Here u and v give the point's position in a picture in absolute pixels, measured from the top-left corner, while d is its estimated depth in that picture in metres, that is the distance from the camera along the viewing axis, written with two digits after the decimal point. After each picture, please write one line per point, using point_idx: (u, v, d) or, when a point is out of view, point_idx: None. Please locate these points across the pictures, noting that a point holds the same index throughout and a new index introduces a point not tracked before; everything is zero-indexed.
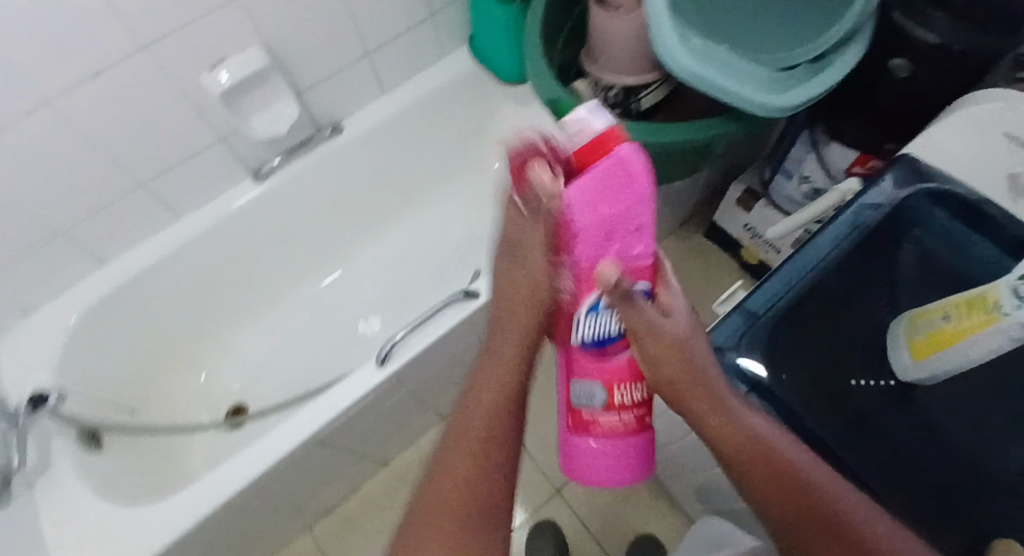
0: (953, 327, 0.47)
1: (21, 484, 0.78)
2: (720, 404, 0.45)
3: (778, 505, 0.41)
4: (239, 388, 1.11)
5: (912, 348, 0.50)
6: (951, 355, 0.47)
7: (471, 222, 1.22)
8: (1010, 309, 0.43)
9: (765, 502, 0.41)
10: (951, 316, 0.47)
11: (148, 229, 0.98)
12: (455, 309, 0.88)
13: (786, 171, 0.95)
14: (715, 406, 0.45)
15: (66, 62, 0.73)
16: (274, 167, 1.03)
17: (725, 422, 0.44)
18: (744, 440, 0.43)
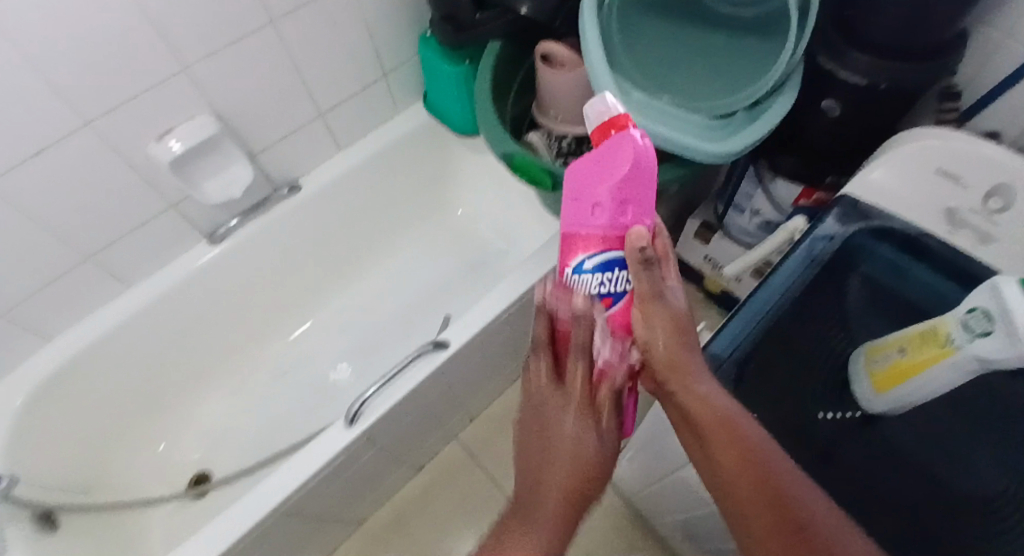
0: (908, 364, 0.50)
1: None
2: (716, 420, 0.43)
3: (762, 513, 0.41)
4: (203, 455, 1.07)
5: (865, 382, 0.54)
6: (905, 391, 0.50)
7: (436, 267, 1.22)
8: (960, 342, 0.46)
9: (746, 510, 0.42)
10: (907, 349, 0.51)
11: (99, 300, 0.95)
12: (421, 362, 0.87)
13: (738, 206, 0.98)
14: (712, 422, 0.43)
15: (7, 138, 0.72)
16: (230, 229, 1.02)
17: (713, 420, 0.43)
18: (727, 447, 0.42)
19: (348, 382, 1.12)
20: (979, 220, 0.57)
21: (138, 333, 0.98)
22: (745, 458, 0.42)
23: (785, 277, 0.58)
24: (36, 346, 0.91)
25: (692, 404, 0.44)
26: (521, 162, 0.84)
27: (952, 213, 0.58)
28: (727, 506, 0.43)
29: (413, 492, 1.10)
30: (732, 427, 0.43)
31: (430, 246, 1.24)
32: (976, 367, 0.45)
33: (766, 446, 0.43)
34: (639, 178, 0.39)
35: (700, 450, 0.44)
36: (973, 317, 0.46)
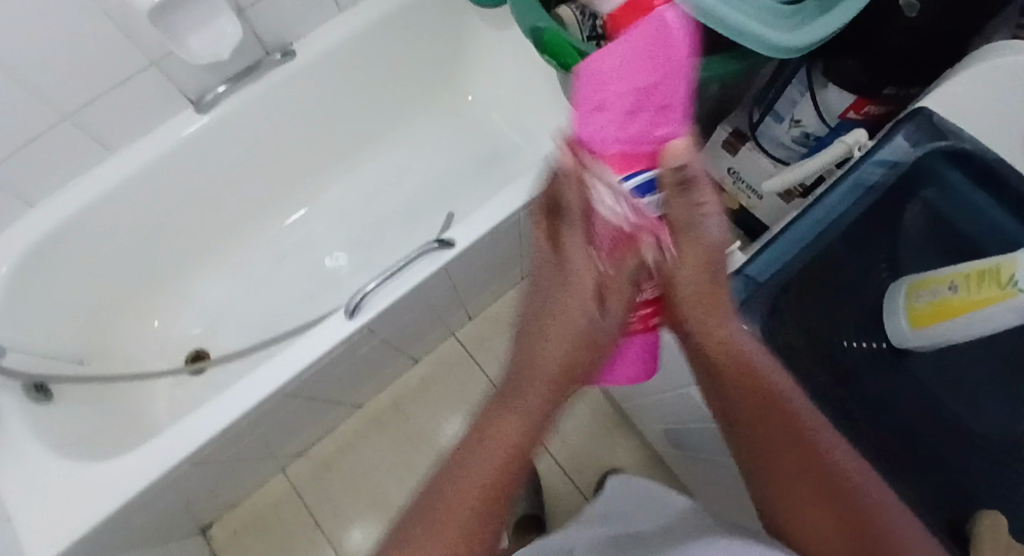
0: (957, 300, 0.46)
1: None
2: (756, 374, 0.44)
3: (784, 444, 0.44)
4: (199, 333, 1.06)
5: (900, 317, 0.51)
6: (949, 328, 0.47)
7: (442, 158, 1.14)
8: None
9: (770, 443, 0.44)
10: (959, 286, 0.47)
11: (81, 164, 0.88)
12: (426, 259, 0.83)
13: (777, 113, 0.88)
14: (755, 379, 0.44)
15: None
16: (218, 95, 0.92)
17: (746, 370, 0.45)
18: (749, 393, 0.45)
19: (347, 271, 1.09)
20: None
21: (127, 204, 0.93)
22: (767, 400, 0.44)
23: (828, 203, 0.54)
24: (19, 209, 0.86)
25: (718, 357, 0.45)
26: (551, 40, 0.74)
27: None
28: (755, 451, 0.46)
29: (409, 382, 1.12)
30: (756, 376, 0.45)
31: (438, 133, 1.15)
32: None
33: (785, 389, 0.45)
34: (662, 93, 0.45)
35: (734, 400, 0.46)
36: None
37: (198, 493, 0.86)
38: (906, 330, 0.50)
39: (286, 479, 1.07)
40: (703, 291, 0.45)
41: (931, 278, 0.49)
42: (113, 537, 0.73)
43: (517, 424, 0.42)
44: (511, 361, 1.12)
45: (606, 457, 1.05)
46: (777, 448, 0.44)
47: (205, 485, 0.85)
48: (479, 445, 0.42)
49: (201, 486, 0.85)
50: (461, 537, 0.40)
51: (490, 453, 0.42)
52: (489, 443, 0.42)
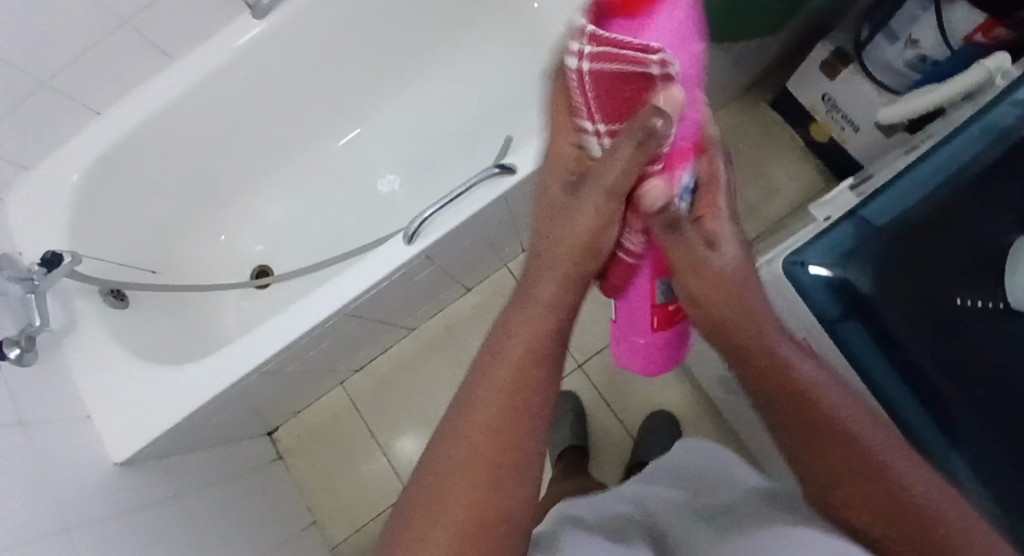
0: None
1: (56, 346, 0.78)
2: (787, 370, 0.38)
3: (796, 419, 0.37)
4: (262, 249, 1.08)
5: None
6: None
7: (504, 77, 1.07)
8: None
9: (781, 415, 0.38)
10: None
11: (145, 73, 0.87)
12: (487, 185, 0.80)
13: (892, 31, 0.77)
14: (784, 375, 0.38)
15: None
16: (276, 0, 0.88)
17: (788, 386, 0.38)
18: (755, 356, 0.39)
19: (404, 194, 1.07)
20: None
21: (189, 115, 0.92)
22: (773, 364, 0.39)
23: None
24: (88, 118, 0.87)
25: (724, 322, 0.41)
26: None
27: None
28: (766, 421, 0.39)
29: (463, 310, 1.12)
30: (764, 344, 0.40)
31: (501, 49, 1.08)
32: None
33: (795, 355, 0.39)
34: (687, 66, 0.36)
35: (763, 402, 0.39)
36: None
37: (265, 402, 0.90)
38: None
39: (345, 394, 1.11)
40: (727, 299, 0.41)
41: None
42: (187, 437, 0.79)
43: (529, 324, 0.40)
44: None
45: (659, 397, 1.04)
46: (785, 420, 0.37)
47: (270, 395, 0.89)
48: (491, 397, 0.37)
49: (266, 396, 0.89)
50: (460, 518, 0.32)
51: (493, 378, 0.38)
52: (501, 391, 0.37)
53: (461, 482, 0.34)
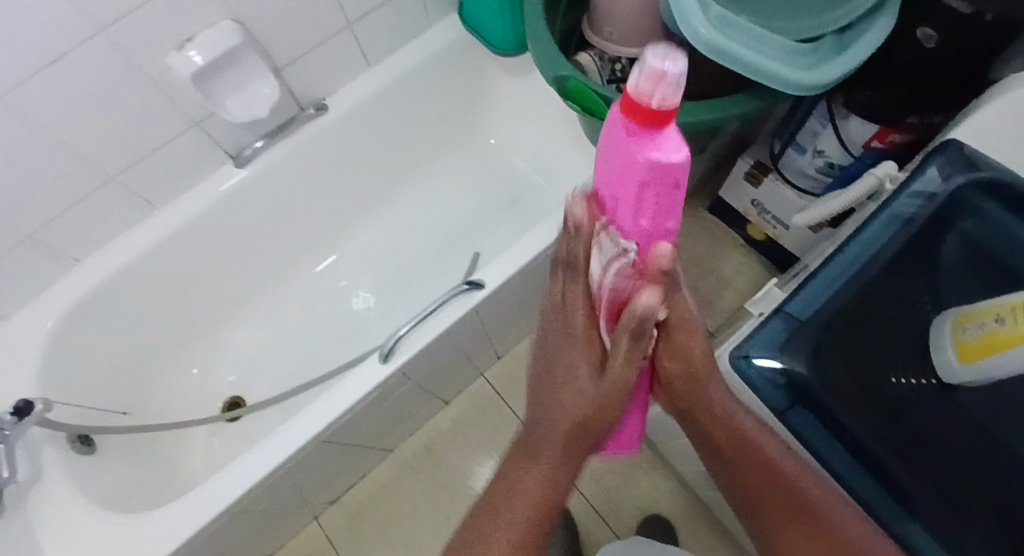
0: (1003, 331, 0.46)
1: (15, 503, 0.74)
2: (752, 449, 0.49)
3: (771, 495, 0.48)
4: (234, 380, 1.07)
5: (944, 354, 0.50)
6: (994, 364, 0.46)
7: (467, 200, 1.16)
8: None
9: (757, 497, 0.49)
10: (1006, 320, 0.46)
11: (126, 221, 0.92)
12: (457, 303, 0.84)
13: (800, 144, 0.88)
14: (749, 452, 0.49)
15: (30, 54, 0.67)
16: (255, 151, 0.96)
17: (751, 457, 0.49)
18: (741, 451, 0.49)
19: (377, 314, 1.10)
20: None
21: (169, 257, 0.96)
22: (760, 463, 0.49)
23: None
24: (67, 267, 0.90)
25: (709, 417, 0.50)
26: (575, 87, 0.75)
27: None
28: (742, 502, 0.51)
29: (441, 425, 1.11)
30: (752, 446, 0.49)
31: (463, 177, 1.18)
32: None
33: (776, 448, 0.49)
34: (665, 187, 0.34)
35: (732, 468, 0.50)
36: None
37: (235, 545, 0.86)
38: (953, 364, 0.48)
39: (320, 527, 1.06)
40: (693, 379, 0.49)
41: (973, 310, 0.49)
42: None
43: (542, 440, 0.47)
44: None
45: (644, 498, 1.03)
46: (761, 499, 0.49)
47: (241, 535, 0.85)
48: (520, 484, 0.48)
49: (237, 537, 0.84)
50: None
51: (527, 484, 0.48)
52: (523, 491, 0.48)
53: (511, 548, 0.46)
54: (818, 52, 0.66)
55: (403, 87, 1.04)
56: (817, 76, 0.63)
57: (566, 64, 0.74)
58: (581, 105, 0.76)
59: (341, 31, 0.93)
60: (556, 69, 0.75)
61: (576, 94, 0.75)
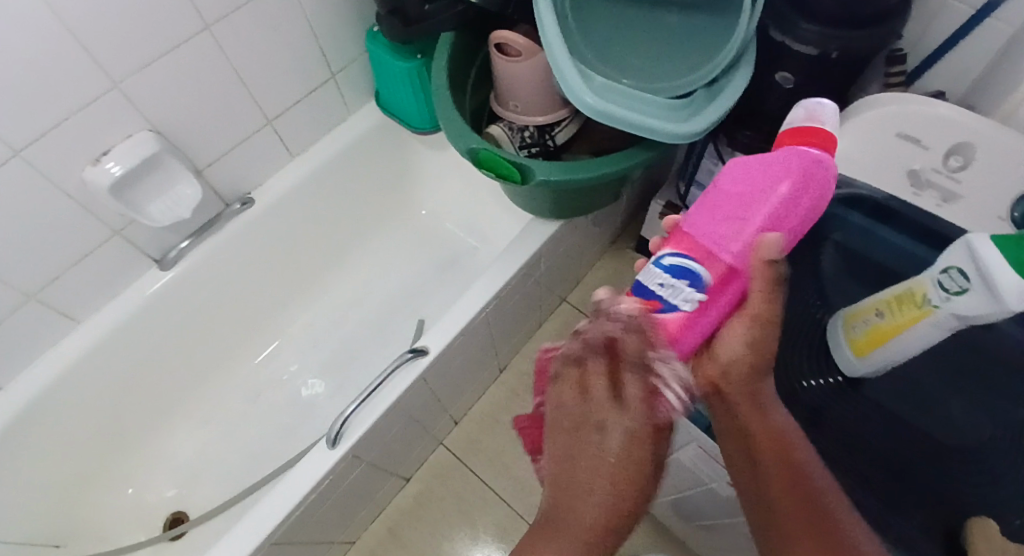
0: (885, 324, 0.50)
1: None
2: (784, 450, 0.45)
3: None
4: (176, 493, 1.02)
5: (844, 350, 0.54)
6: (887, 355, 0.51)
7: (405, 271, 1.19)
8: (939, 301, 0.46)
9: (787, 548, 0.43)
10: (884, 312, 0.51)
11: (47, 340, 0.88)
12: (399, 375, 0.84)
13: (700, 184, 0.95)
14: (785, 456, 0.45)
15: None
16: (181, 251, 0.96)
17: (770, 444, 0.46)
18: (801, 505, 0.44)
19: (326, 397, 1.08)
20: (946, 180, 0.57)
21: (99, 367, 0.93)
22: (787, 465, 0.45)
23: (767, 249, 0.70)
24: None
25: (762, 462, 0.46)
26: (487, 157, 0.81)
27: (915, 174, 0.59)
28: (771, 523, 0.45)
29: (403, 503, 1.08)
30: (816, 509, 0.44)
31: (397, 251, 1.21)
32: (953, 323, 0.47)
33: (829, 493, 0.44)
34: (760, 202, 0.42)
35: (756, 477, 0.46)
36: (950, 275, 0.46)
37: None
38: (853, 359, 0.53)
39: None
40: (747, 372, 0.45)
41: (858, 308, 0.53)
42: None
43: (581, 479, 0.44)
44: (504, 459, 1.11)
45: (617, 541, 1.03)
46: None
47: None
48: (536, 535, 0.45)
49: None
50: None
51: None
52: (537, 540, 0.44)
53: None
54: (695, 106, 0.74)
55: (327, 171, 1.07)
56: (695, 125, 0.71)
57: (476, 138, 0.80)
58: (494, 172, 0.81)
59: (261, 127, 0.96)
60: (467, 142, 0.80)
61: (488, 164, 0.81)
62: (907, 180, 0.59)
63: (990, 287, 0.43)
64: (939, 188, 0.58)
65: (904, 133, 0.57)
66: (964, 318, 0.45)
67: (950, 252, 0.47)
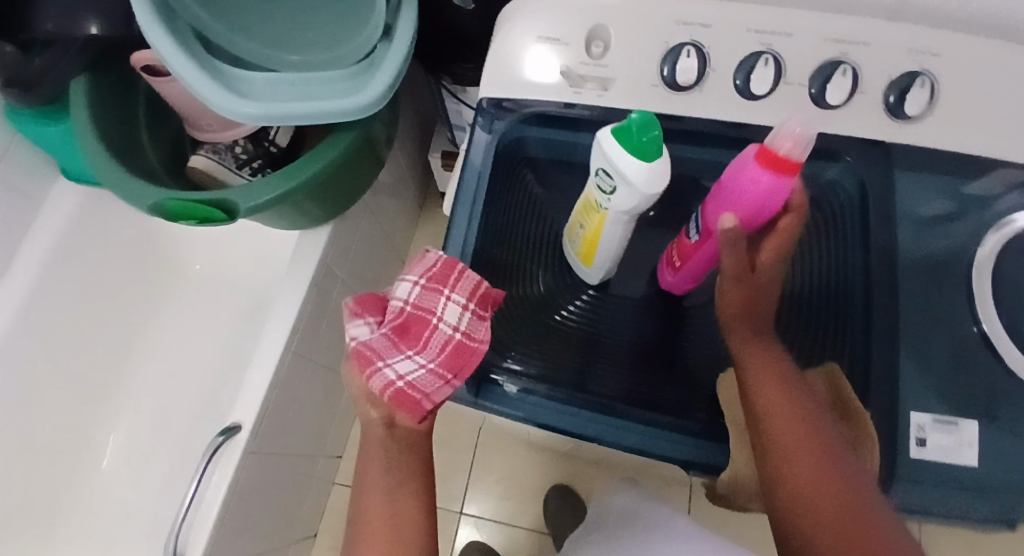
0: (587, 232, 0.53)
1: None
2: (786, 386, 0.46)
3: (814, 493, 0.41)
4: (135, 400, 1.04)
5: (575, 259, 0.58)
6: (605, 259, 0.55)
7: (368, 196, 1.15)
8: (607, 203, 0.48)
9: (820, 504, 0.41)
10: (582, 222, 0.54)
11: None
12: None
13: None
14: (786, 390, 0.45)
15: None
16: None
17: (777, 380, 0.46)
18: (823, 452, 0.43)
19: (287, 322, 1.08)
20: (921, 109, 0.54)
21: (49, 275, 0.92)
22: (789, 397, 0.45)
23: None
24: None
25: (762, 384, 0.46)
26: None
27: (892, 106, 0.54)
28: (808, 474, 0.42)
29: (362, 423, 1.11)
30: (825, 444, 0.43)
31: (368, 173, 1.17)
32: (627, 218, 0.49)
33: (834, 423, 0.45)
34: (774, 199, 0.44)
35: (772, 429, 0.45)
36: (601, 177, 0.47)
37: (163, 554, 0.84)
38: (588, 270, 0.57)
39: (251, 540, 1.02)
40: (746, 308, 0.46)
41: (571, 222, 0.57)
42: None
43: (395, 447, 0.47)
44: None
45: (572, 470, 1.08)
46: (788, 485, 0.42)
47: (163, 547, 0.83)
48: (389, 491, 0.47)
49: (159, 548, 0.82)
50: None
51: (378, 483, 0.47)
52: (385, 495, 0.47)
53: (380, 538, 0.46)
54: None
55: None
56: None
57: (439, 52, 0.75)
58: None
59: None
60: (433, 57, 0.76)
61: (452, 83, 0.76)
62: (887, 119, 0.54)
63: (616, 179, 0.45)
64: (913, 118, 0.54)
65: (856, 67, 0.54)
66: (630, 213, 0.47)
67: (596, 148, 0.46)
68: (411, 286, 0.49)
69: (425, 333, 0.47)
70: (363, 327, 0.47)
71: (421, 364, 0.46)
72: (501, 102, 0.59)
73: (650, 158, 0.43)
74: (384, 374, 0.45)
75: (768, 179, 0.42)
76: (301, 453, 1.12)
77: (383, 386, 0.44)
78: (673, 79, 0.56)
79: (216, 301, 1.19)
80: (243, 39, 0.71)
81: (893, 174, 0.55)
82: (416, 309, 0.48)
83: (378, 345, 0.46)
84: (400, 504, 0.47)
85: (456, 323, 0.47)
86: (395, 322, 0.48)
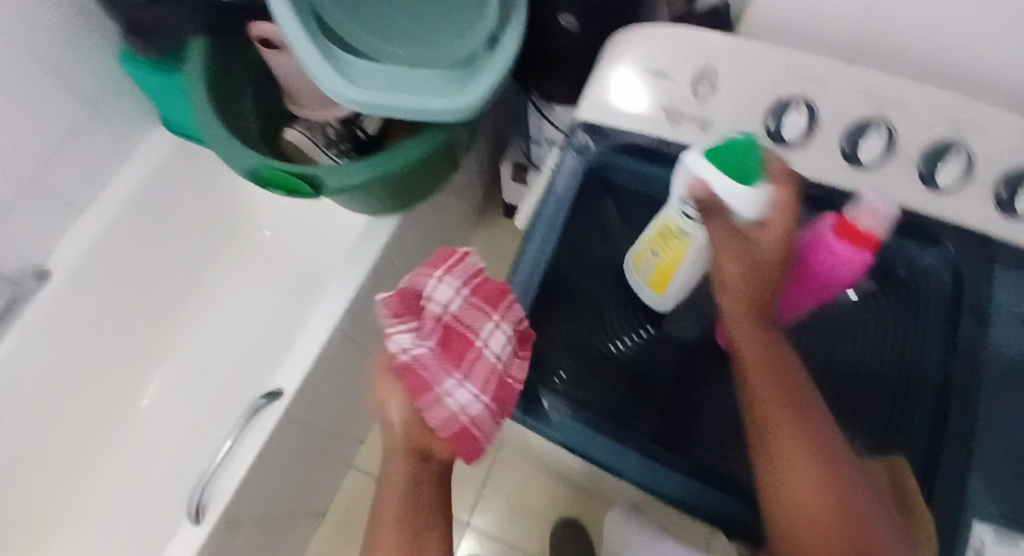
0: (662, 261, 0.53)
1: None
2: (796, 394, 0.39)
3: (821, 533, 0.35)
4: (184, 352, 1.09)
5: (644, 288, 0.57)
6: (678, 288, 0.54)
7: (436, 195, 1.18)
8: (693, 229, 0.48)
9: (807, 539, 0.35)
10: (655, 251, 0.53)
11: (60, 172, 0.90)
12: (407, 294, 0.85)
13: None
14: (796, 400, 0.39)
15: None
16: None
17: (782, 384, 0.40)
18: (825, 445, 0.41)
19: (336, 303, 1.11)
20: None
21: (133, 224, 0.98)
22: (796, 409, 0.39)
23: None
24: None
25: (769, 391, 0.40)
26: None
27: (1002, 201, 0.52)
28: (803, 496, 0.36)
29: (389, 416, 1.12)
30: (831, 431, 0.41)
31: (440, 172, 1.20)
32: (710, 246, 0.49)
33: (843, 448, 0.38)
34: (839, 276, 0.45)
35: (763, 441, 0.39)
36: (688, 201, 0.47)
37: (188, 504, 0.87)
38: (657, 298, 0.56)
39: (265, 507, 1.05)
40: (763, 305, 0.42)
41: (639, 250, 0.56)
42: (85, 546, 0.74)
43: (404, 466, 0.46)
44: None
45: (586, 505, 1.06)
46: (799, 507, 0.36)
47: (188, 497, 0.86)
48: (402, 519, 0.45)
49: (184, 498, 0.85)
50: None
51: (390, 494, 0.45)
52: (399, 517, 0.45)
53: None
54: None
55: None
56: None
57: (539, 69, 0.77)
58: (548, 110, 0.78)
59: None
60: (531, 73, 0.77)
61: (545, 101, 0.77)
62: (995, 214, 0.52)
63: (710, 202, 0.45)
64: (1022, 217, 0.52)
65: (972, 153, 0.52)
66: None
67: (687, 168, 0.46)
68: (453, 295, 0.47)
69: (469, 352, 0.46)
70: (397, 335, 0.45)
71: (475, 393, 0.45)
72: (595, 127, 0.60)
73: (753, 183, 0.43)
74: (446, 405, 0.43)
75: (835, 252, 0.44)
76: (326, 429, 1.14)
77: (444, 418, 0.43)
78: (777, 133, 0.55)
79: (275, 268, 1.24)
80: (355, 28, 0.75)
81: (993, 268, 0.52)
82: (461, 324, 0.47)
83: (418, 361, 0.45)
84: (414, 525, 0.45)
85: (500, 352, 0.47)
86: (435, 334, 0.46)
